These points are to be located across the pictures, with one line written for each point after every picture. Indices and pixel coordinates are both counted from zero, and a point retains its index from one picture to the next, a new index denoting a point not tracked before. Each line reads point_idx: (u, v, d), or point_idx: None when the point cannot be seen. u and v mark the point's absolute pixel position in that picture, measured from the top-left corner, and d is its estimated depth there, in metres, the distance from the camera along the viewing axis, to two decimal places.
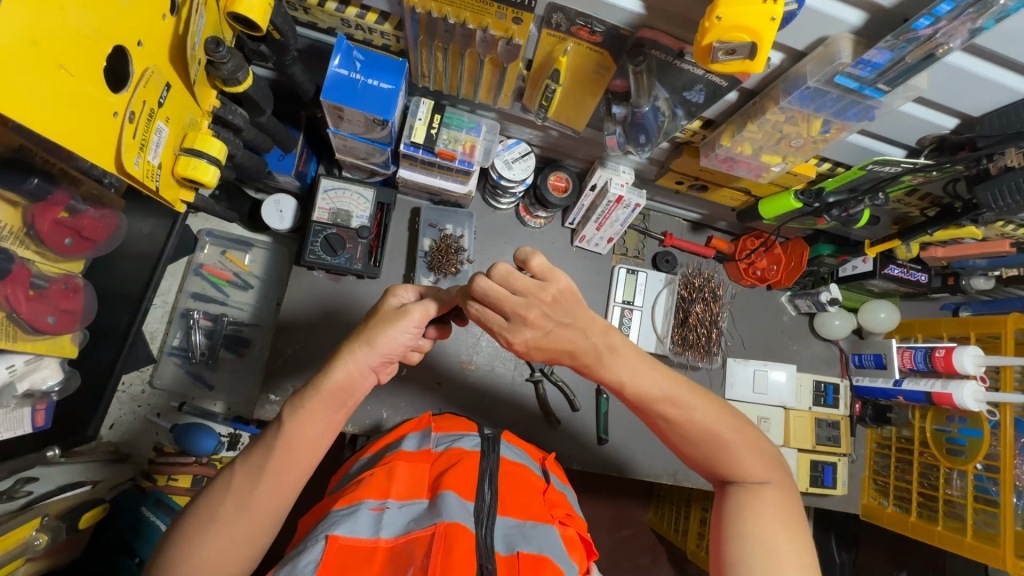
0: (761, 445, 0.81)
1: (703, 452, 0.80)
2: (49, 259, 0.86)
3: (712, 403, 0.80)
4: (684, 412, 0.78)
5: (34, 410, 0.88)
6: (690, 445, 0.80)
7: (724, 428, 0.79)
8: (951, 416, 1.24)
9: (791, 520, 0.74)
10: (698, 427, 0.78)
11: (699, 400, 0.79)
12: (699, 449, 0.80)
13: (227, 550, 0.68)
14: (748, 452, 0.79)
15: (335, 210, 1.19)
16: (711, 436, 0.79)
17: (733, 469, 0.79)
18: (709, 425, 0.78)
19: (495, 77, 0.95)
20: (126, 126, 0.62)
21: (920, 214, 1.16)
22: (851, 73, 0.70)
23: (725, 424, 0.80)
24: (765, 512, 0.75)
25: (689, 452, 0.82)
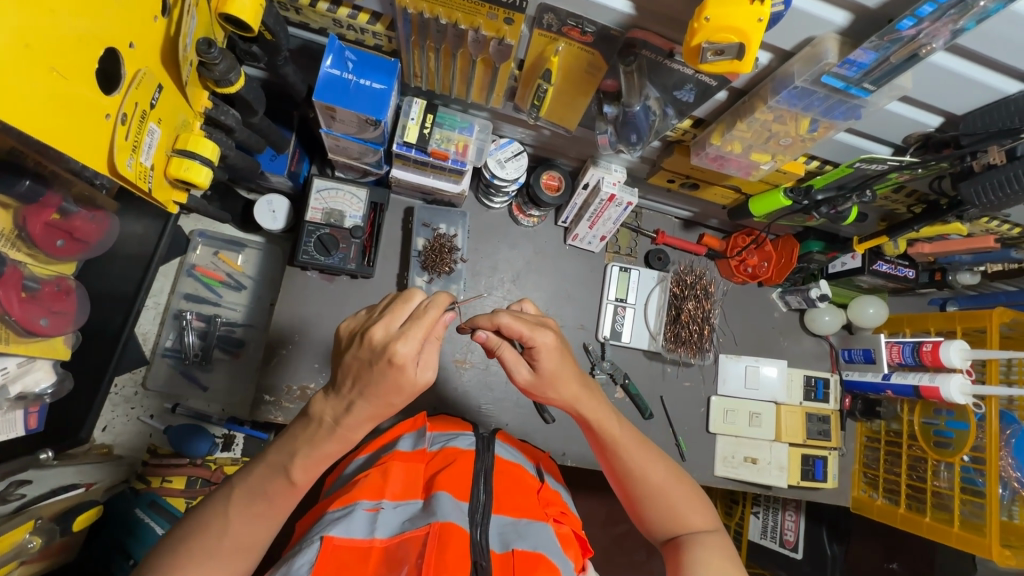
0: (702, 498, 0.88)
1: (654, 507, 0.85)
2: (41, 261, 0.86)
3: (661, 458, 0.88)
4: (636, 465, 0.85)
5: (26, 413, 0.90)
6: (642, 501, 0.86)
7: (671, 481, 0.86)
8: (939, 409, 1.26)
9: (738, 567, 0.79)
10: (648, 480, 0.85)
11: (649, 455, 0.87)
12: (650, 506, 0.85)
13: (218, 539, 0.70)
14: (692, 503, 0.86)
15: (328, 209, 1.18)
16: (661, 490, 0.85)
17: (680, 522, 0.84)
18: (658, 478, 0.86)
19: (488, 77, 0.95)
20: (117, 128, 0.62)
21: (907, 210, 1.18)
22: (838, 73, 0.71)
23: (671, 476, 0.87)
24: (714, 560, 0.79)
25: (642, 512, 0.87)
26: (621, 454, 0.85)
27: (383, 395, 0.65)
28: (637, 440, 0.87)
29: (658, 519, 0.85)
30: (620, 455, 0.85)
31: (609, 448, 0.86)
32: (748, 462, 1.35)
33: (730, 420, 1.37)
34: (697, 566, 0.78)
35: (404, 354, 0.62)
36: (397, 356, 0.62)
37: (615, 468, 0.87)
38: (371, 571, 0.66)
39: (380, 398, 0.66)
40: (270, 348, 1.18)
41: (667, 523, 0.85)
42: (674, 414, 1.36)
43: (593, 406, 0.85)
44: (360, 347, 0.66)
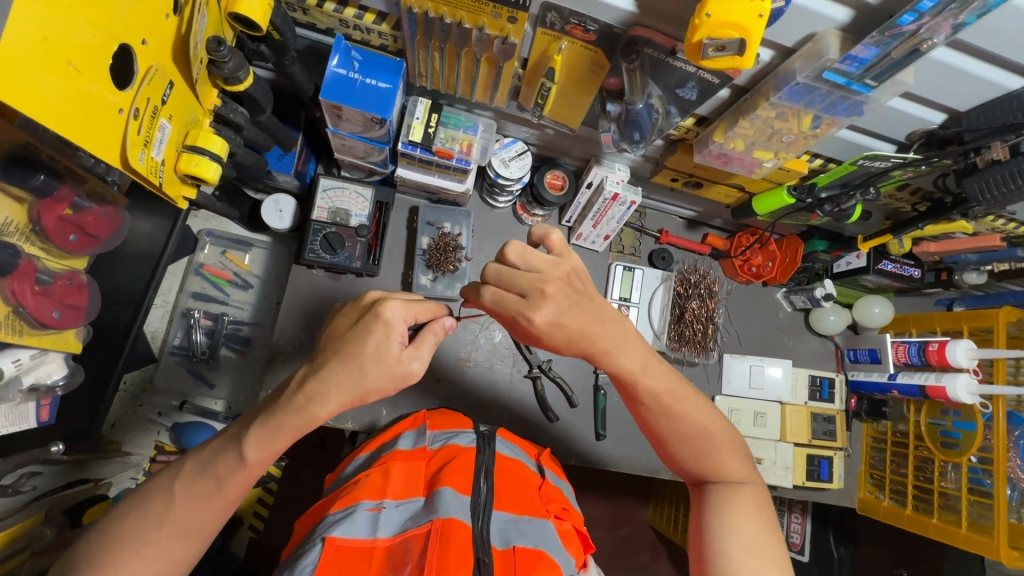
0: (738, 442, 0.85)
1: (687, 455, 0.83)
2: (54, 255, 0.87)
3: (701, 406, 0.83)
4: (671, 418, 0.81)
5: (39, 405, 0.92)
6: (675, 447, 0.83)
7: (709, 431, 0.82)
8: (946, 409, 1.25)
9: (762, 514, 0.80)
10: (685, 431, 0.81)
11: (688, 405, 0.81)
12: (684, 453, 0.83)
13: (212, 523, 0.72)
14: (725, 449, 0.83)
15: (334, 209, 1.20)
16: (696, 439, 0.82)
17: (710, 469, 0.83)
18: (696, 429, 0.82)
19: (491, 76, 0.96)
20: (130, 122, 0.64)
21: (912, 208, 1.17)
22: (839, 68, 0.72)
23: (712, 422, 0.83)
24: (739, 513, 0.79)
25: (674, 456, 0.84)
26: (658, 401, 0.80)
27: (359, 356, 0.68)
28: (678, 392, 0.81)
29: (688, 463, 0.84)
30: (656, 405, 0.80)
31: (648, 400, 0.80)
32: (752, 462, 1.34)
33: (734, 419, 1.37)
34: (724, 517, 0.79)
35: (391, 314, 0.70)
36: (384, 314, 0.70)
37: (649, 417, 0.82)
38: (374, 569, 0.67)
39: (355, 364, 0.68)
40: (275, 347, 1.19)
41: (699, 468, 0.83)
42: None
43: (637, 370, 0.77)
44: (354, 309, 0.76)
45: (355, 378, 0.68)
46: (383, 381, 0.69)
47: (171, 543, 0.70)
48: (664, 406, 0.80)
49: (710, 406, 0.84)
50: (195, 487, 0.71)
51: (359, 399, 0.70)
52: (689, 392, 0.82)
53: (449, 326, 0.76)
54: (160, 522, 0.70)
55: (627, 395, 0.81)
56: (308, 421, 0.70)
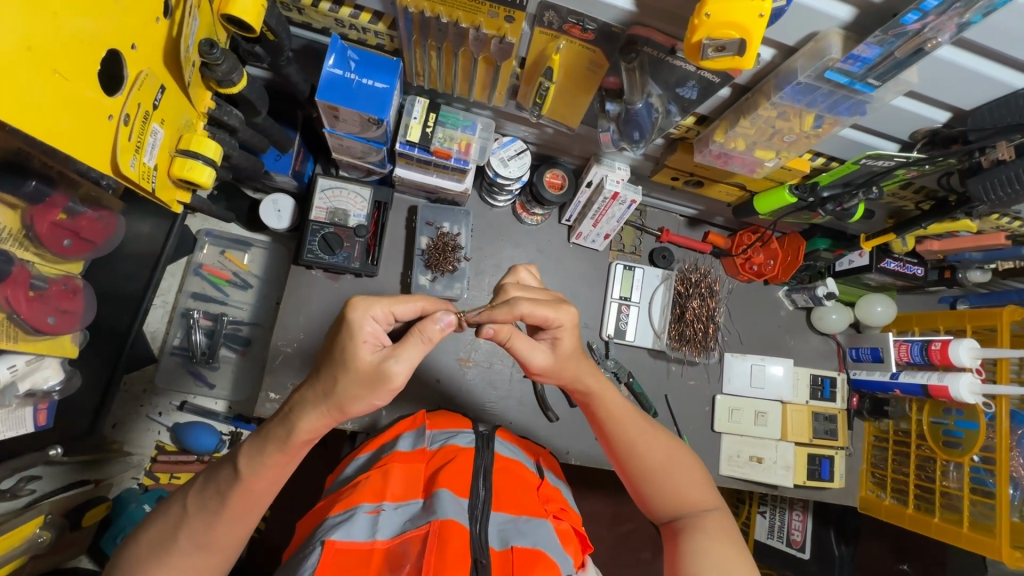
0: (704, 475, 0.88)
1: (656, 488, 0.85)
2: (48, 260, 0.87)
3: (665, 438, 0.87)
4: (637, 447, 0.85)
5: (35, 410, 0.91)
6: (644, 481, 0.85)
7: (675, 461, 0.86)
8: (948, 408, 1.24)
9: (735, 547, 0.80)
10: (651, 462, 0.85)
11: (651, 437, 0.86)
12: (652, 487, 0.85)
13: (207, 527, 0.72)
14: (691, 480, 0.86)
15: (332, 209, 1.20)
16: (663, 473, 0.85)
17: (680, 501, 0.85)
18: (662, 461, 0.85)
19: (489, 76, 0.95)
20: (120, 128, 0.63)
21: (915, 207, 1.16)
22: (841, 69, 0.71)
23: (676, 453, 0.87)
24: (712, 541, 0.80)
25: (644, 491, 0.86)
26: (622, 428, 0.85)
27: (333, 361, 0.68)
28: (642, 424, 0.86)
29: (658, 498, 0.85)
30: (622, 431, 0.85)
31: (613, 428, 0.85)
32: (753, 461, 1.34)
33: (735, 419, 1.36)
34: (697, 552, 0.79)
35: (358, 319, 0.67)
36: (351, 317, 0.68)
37: (616, 447, 0.86)
38: (373, 571, 0.67)
39: (331, 371, 0.68)
40: (274, 348, 1.19)
41: (669, 501, 0.85)
42: (678, 413, 1.36)
43: (603, 390, 0.85)
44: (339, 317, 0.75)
45: (330, 385, 0.68)
46: (358, 389, 0.67)
47: (175, 548, 0.71)
48: (631, 437, 0.85)
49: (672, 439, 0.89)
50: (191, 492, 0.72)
51: (337, 409, 0.69)
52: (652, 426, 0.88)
53: (442, 328, 0.68)
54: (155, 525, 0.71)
55: (595, 424, 0.87)
56: (292, 432, 0.70)
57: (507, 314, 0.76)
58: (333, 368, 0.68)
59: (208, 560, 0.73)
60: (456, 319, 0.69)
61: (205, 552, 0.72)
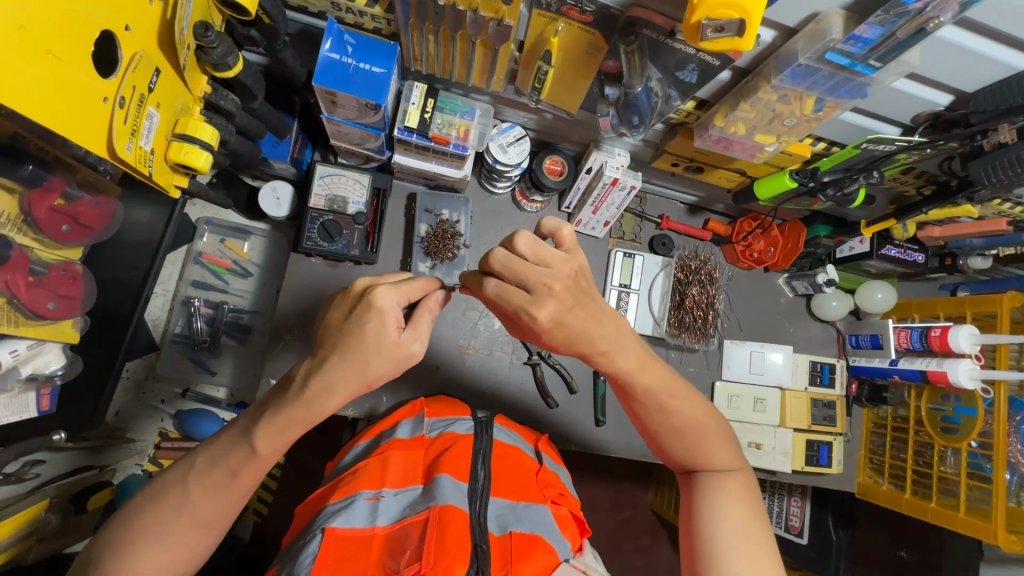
0: (726, 433, 0.87)
1: (677, 445, 0.85)
2: (48, 245, 0.88)
3: (691, 397, 0.85)
4: (663, 404, 0.83)
5: (39, 394, 0.92)
6: (664, 435, 0.86)
7: (698, 419, 0.85)
8: (947, 395, 1.25)
9: (751, 504, 0.81)
10: (675, 419, 0.84)
11: (678, 394, 0.84)
12: (673, 442, 0.85)
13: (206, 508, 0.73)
14: (714, 437, 0.85)
15: (331, 195, 1.20)
16: (684, 429, 0.85)
17: (699, 457, 0.85)
18: (685, 418, 0.84)
19: (488, 60, 0.95)
20: (116, 111, 0.63)
21: (917, 192, 1.15)
22: (842, 49, 0.70)
23: (701, 411, 0.86)
24: (729, 499, 0.81)
25: (664, 446, 0.87)
26: (649, 386, 0.82)
27: (361, 347, 0.67)
28: (668, 382, 0.83)
29: (677, 452, 0.86)
30: (648, 391, 0.83)
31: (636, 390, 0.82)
32: (751, 447, 1.35)
33: (733, 405, 1.37)
34: (714, 506, 0.81)
35: (383, 300, 0.68)
36: (377, 302, 0.67)
37: (641, 405, 0.85)
38: (374, 559, 0.67)
39: (357, 355, 0.67)
40: (275, 335, 1.19)
41: (689, 457, 0.86)
42: None
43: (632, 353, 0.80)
44: (345, 298, 0.72)
45: (358, 368, 0.68)
46: (387, 367, 0.69)
47: (179, 532, 0.72)
48: (656, 395, 0.83)
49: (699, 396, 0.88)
50: (191, 475, 0.72)
51: (365, 386, 0.70)
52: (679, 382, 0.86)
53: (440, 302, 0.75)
54: (155, 506, 0.72)
55: (619, 384, 0.84)
56: (311, 411, 0.70)
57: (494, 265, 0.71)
58: (357, 352, 0.67)
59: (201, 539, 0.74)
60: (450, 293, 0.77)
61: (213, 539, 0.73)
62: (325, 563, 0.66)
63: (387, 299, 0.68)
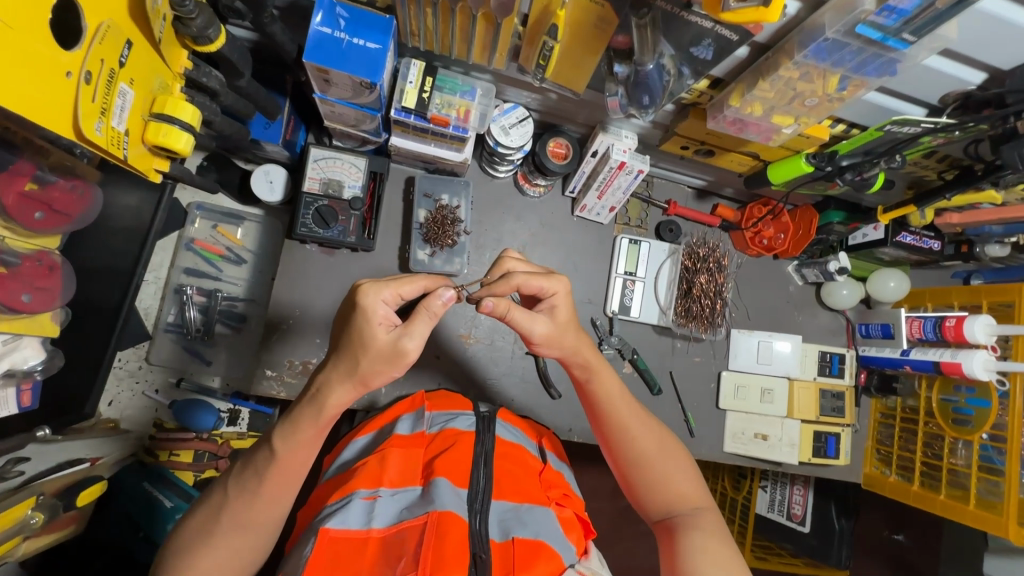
0: (695, 471, 0.87)
1: (647, 481, 0.84)
2: (19, 234, 0.84)
3: (657, 428, 0.87)
4: (630, 431, 0.85)
5: (18, 391, 0.88)
6: (634, 470, 0.85)
7: (664, 454, 0.85)
8: (959, 385, 1.22)
9: (729, 545, 0.78)
10: (643, 451, 0.85)
11: (644, 424, 0.86)
12: (643, 479, 0.85)
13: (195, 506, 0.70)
14: (682, 473, 0.85)
15: (326, 179, 1.15)
16: (652, 463, 0.85)
17: (671, 495, 0.83)
18: (652, 452, 0.85)
19: (490, 35, 0.89)
20: (81, 87, 0.60)
21: (937, 177, 1.10)
22: (874, 21, 0.66)
23: (666, 447, 0.86)
24: (705, 539, 0.78)
25: (633, 484, 0.85)
26: (615, 411, 0.86)
27: (351, 346, 0.67)
28: (630, 411, 0.87)
29: (648, 492, 0.84)
30: (615, 415, 0.86)
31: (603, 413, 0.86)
32: (757, 438, 1.33)
33: (741, 396, 1.33)
34: (691, 546, 0.77)
35: (370, 301, 0.66)
36: (361, 301, 0.66)
37: (609, 432, 0.87)
38: (369, 562, 0.66)
39: (350, 353, 0.67)
40: (270, 325, 1.15)
41: (661, 495, 0.84)
42: (683, 390, 1.33)
43: (601, 368, 0.87)
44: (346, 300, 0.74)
45: (350, 366, 0.67)
46: (379, 365, 0.66)
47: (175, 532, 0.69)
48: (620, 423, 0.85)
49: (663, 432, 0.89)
50: None
51: (362, 385, 0.68)
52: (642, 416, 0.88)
53: (445, 302, 0.67)
54: None
55: (590, 409, 0.88)
56: (322, 413, 0.70)
57: (505, 287, 0.79)
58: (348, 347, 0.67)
59: (241, 544, 0.71)
60: (458, 292, 0.69)
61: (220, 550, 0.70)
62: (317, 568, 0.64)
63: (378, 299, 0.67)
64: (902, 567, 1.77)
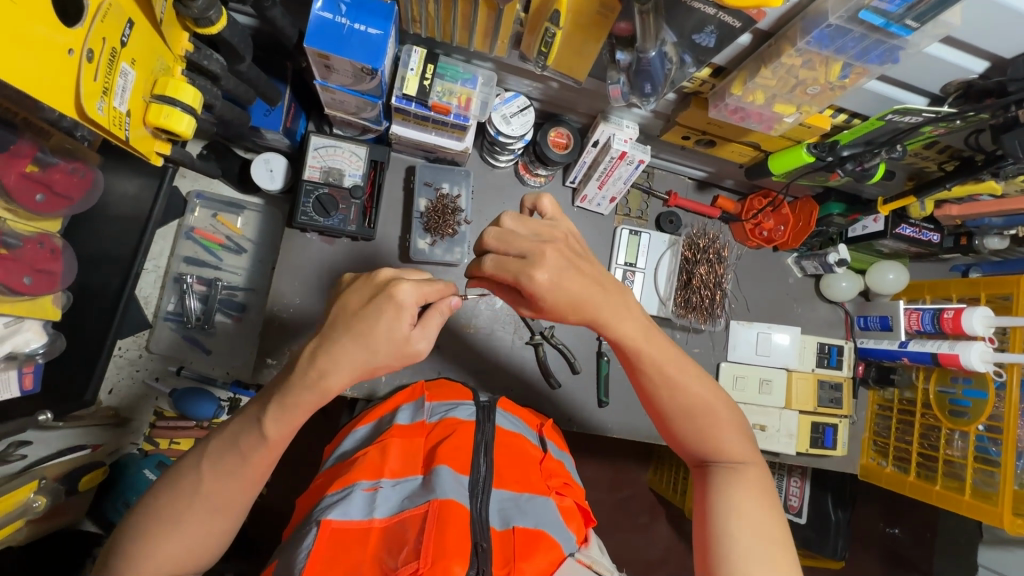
0: (742, 425, 0.84)
1: (689, 433, 0.83)
2: (21, 216, 0.84)
3: (706, 383, 0.83)
4: (676, 388, 0.82)
5: (21, 373, 0.88)
6: (675, 421, 0.84)
7: (711, 408, 0.83)
8: (956, 377, 1.22)
9: (766, 497, 0.79)
10: (687, 407, 0.82)
11: (692, 379, 0.82)
12: (686, 430, 0.83)
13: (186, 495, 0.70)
14: (727, 427, 0.83)
15: (327, 168, 1.15)
16: (694, 416, 0.83)
17: (713, 447, 0.83)
18: (696, 407, 0.82)
19: (491, 22, 0.89)
20: (83, 64, 0.61)
21: (938, 168, 1.10)
22: (877, 7, 0.66)
23: (712, 400, 0.83)
24: (744, 495, 0.78)
25: (676, 432, 0.85)
26: (662, 369, 0.81)
27: (371, 338, 0.67)
28: (677, 363, 0.82)
29: (690, 441, 0.84)
30: (659, 373, 0.82)
31: (645, 370, 0.82)
32: (755, 429, 1.33)
33: (739, 386, 1.34)
34: (727, 499, 0.78)
35: (404, 295, 0.67)
36: (397, 295, 0.67)
37: (653, 389, 0.83)
38: (371, 552, 0.66)
39: (364, 342, 0.67)
40: (271, 313, 1.15)
41: (702, 446, 0.83)
42: None
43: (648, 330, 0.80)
44: (367, 284, 0.71)
45: (363, 357, 0.67)
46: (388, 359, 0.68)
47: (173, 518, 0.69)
48: (665, 380, 0.81)
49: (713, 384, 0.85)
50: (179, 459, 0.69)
51: (366, 374, 0.68)
52: (691, 369, 0.83)
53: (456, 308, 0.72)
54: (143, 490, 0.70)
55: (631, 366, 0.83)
56: (320, 400, 0.69)
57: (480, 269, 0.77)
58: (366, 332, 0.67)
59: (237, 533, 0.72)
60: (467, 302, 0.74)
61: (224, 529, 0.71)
62: (320, 558, 0.65)
63: (408, 296, 0.67)
64: (897, 559, 1.79)
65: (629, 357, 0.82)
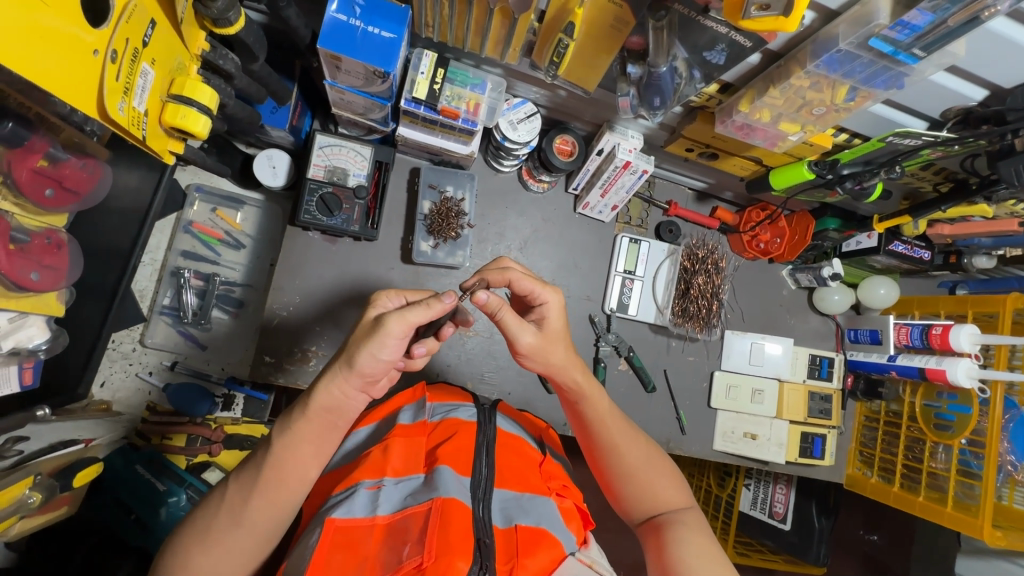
0: (677, 474, 0.89)
1: (634, 486, 0.86)
2: (29, 212, 0.85)
3: (642, 439, 0.90)
4: (618, 444, 0.87)
5: (21, 368, 0.89)
6: (620, 478, 0.87)
7: (650, 459, 0.88)
8: (941, 391, 1.24)
9: (711, 537, 0.81)
10: (630, 463, 0.87)
11: (631, 436, 0.88)
12: (629, 487, 0.86)
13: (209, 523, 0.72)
14: (667, 478, 0.88)
15: (331, 167, 1.14)
16: (637, 470, 0.87)
17: (655, 497, 0.86)
18: (636, 459, 0.87)
19: (504, 30, 0.89)
20: (106, 66, 0.63)
21: (932, 189, 1.13)
22: (887, 36, 0.68)
23: (649, 455, 0.88)
24: (692, 535, 0.80)
25: (620, 490, 0.87)
26: (605, 427, 0.87)
27: (382, 372, 0.68)
28: (618, 422, 0.88)
29: (633, 495, 0.86)
30: (605, 425, 0.88)
31: (591, 427, 0.88)
32: (746, 437, 1.36)
33: (732, 396, 1.36)
34: (677, 541, 0.79)
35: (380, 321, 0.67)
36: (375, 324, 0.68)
37: (598, 446, 0.88)
38: (374, 549, 0.67)
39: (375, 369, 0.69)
40: (270, 310, 1.14)
41: (647, 500, 0.86)
42: (677, 388, 1.36)
43: (592, 393, 0.88)
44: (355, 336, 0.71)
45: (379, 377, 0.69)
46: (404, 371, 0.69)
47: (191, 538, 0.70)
48: (607, 436, 0.87)
49: (647, 440, 0.91)
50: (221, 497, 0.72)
51: (368, 393, 0.68)
52: (628, 427, 0.90)
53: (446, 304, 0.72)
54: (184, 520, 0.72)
55: (579, 423, 0.90)
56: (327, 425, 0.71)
57: (500, 274, 0.83)
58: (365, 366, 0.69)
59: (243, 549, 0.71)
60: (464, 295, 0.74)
61: (244, 536, 0.71)
62: (322, 556, 0.66)
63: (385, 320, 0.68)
64: (874, 564, 1.84)
65: (581, 415, 0.89)
